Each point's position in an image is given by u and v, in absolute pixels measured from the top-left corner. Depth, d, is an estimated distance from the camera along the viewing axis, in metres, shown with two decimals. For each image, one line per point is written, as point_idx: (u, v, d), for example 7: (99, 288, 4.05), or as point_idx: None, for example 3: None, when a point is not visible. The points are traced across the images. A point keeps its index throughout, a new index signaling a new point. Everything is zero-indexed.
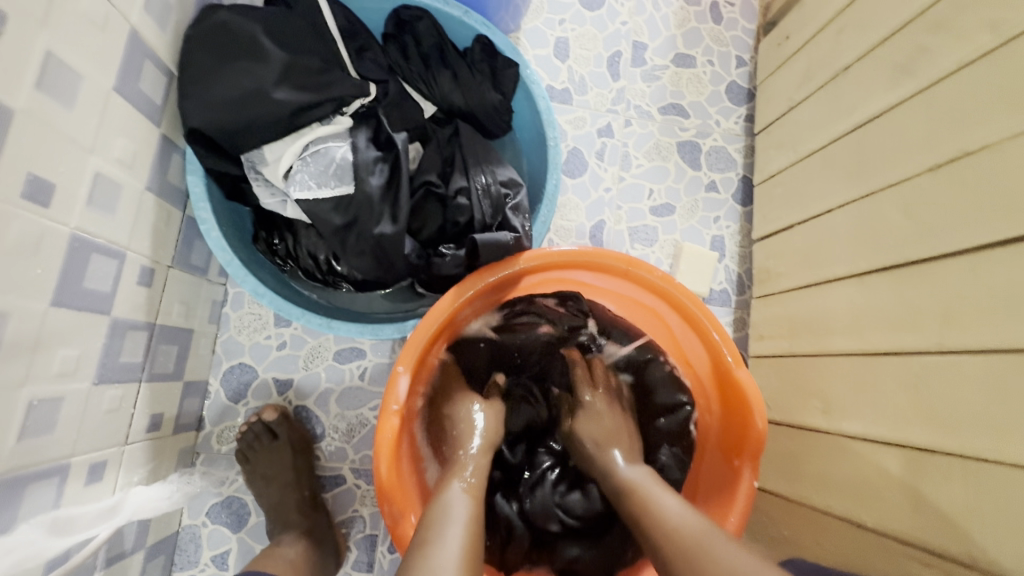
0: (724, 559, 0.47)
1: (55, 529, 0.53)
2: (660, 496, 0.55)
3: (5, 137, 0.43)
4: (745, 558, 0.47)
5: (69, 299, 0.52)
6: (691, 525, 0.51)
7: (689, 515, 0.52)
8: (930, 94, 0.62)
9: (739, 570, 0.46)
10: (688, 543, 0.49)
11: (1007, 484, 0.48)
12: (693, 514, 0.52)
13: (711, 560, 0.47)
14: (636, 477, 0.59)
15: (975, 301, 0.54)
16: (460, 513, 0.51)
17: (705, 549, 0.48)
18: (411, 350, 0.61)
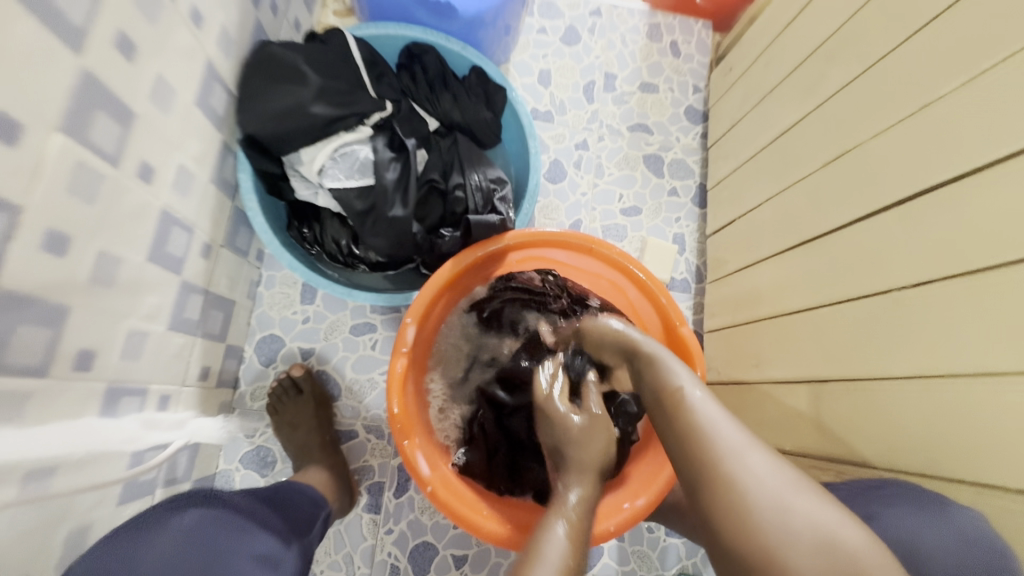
0: (749, 477, 0.44)
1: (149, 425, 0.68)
2: (690, 387, 0.53)
3: (132, 132, 0.59)
4: (771, 474, 0.44)
5: (157, 258, 0.67)
6: (724, 435, 0.47)
7: (722, 422, 0.48)
8: (825, 109, 0.79)
9: (759, 486, 0.44)
10: (714, 454, 0.46)
11: (874, 397, 0.63)
12: (726, 420, 0.49)
13: (729, 475, 0.45)
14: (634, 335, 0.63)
15: (854, 263, 0.69)
16: (553, 554, 0.51)
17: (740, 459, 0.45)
18: (418, 306, 0.77)
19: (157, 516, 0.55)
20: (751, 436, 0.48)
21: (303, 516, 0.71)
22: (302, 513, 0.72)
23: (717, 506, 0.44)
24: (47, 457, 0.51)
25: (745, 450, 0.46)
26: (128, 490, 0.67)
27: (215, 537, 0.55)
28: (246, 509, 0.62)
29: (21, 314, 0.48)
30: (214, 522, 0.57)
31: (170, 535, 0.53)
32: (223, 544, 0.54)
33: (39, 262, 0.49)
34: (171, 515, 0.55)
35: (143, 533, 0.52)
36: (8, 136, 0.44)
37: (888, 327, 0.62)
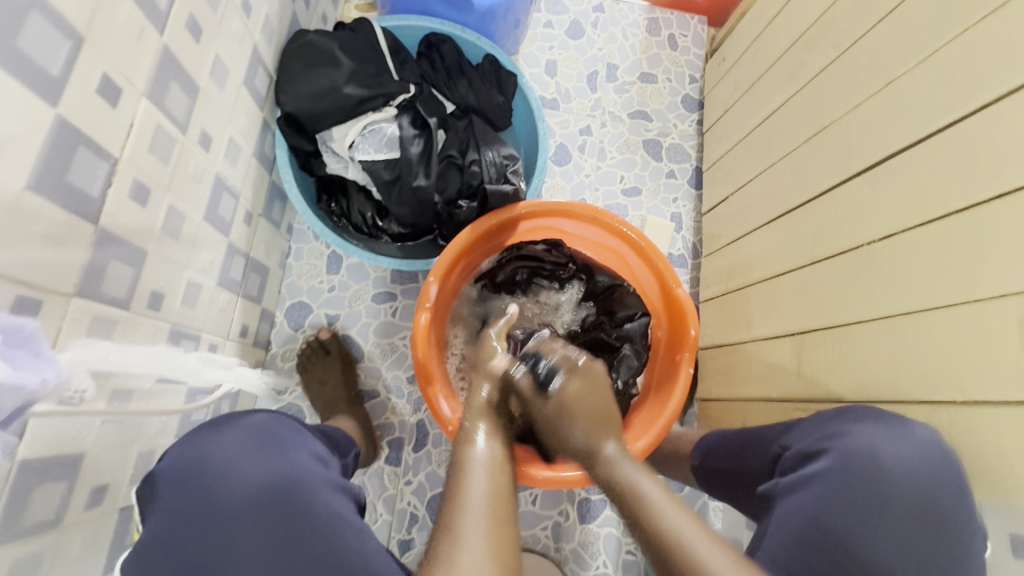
0: (700, 559, 0.53)
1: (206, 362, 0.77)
2: (650, 492, 0.59)
3: (196, 103, 0.68)
4: (716, 558, 0.52)
5: (211, 218, 0.76)
6: (675, 522, 0.56)
7: (672, 512, 0.57)
8: (806, 91, 0.88)
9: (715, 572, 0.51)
10: (668, 535, 0.55)
11: (846, 340, 0.71)
12: (676, 512, 0.57)
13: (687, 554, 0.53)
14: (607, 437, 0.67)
15: (830, 226, 0.78)
16: (478, 468, 0.61)
17: (705, 569, 0.52)
18: (439, 266, 0.85)
19: (228, 418, 0.62)
20: (702, 526, 0.56)
21: (341, 443, 0.78)
22: (340, 441, 0.78)
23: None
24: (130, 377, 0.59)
25: (693, 537, 0.54)
26: (184, 425, 0.75)
27: (280, 434, 0.62)
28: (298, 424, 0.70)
29: (114, 250, 0.56)
30: (277, 424, 0.64)
31: (243, 429, 0.60)
32: (287, 440, 0.62)
33: (128, 208, 0.57)
34: (244, 417, 0.62)
35: (219, 428, 0.59)
36: (110, 98, 0.53)
37: (857, 278, 0.71)
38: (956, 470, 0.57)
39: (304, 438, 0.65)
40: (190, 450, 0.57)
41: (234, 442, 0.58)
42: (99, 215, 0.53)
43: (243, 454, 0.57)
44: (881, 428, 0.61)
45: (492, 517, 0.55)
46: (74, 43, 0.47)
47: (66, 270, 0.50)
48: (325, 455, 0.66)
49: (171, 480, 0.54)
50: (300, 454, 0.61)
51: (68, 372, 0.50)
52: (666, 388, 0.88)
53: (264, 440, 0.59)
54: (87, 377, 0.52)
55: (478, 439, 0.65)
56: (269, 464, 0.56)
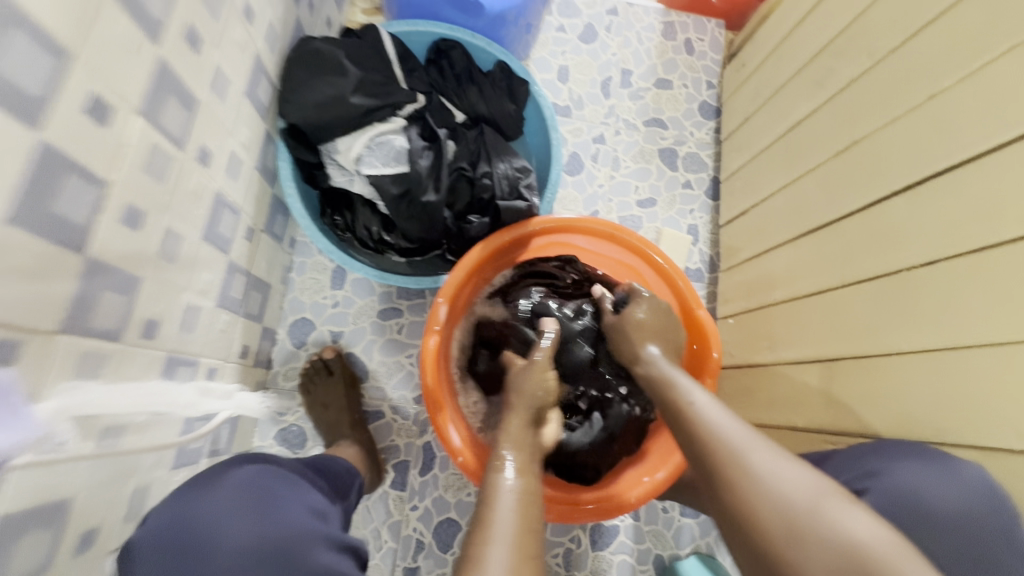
0: (757, 465, 0.50)
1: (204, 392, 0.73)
2: (708, 409, 0.59)
3: (196, 118, 0.64)
4: (776, 464, 0.50)
5: (211, 237, 0.72)
6: (733, 437, 0.54)
7: (728, 426, 0.56)
8: (836, 101, 0.83)
9: (775, 481, 0.48)
10: (725, 450, 0.53)
11: (881, 369, 0.67)
12: (733, 426, 0.56)
13: (742, 464, 0.51)
14: (663, 366, 0.69)
15: (863, 246, 0.73)
16: (508, 501, 0.56)
17: (743, 454, 0.52)
18: (448, 286, 0.81)
19: (216, 470, 0.58)
20: (762, 438, 0.54)
21: (341, 480, 0.75)
22: (340, 478, 0.75)
23: (731, 493, 0.50)
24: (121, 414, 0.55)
25: (751, 448, 0.52)
26: (180, 455, 0.71)
27: (273, 486, 0.58)
28: (294, 470, 0.66)
29: (105, 279, 0.52)
30: (269, 474, 0.60)
31: (234, 483, 0.56)
32: (281, 493, 0.57)
33: (120, 233, 0.53)
34: (231, 470, 0.57)
35: (204, 487, 0.55)
36: (101, 117, 0.49)
37: (896, 305, 0.66)
38: (1000, 506, 0.54)
39: (300, 490, 0.60)
40: (174, 511, 0.52)
41: (222, 498, 0.53)
42: (88, 244, 0.49)
43: (234, 512, 0.52)
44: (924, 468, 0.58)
45: (520, 553, 0.51)
46: (62, 59, 0.43)
47: (52, 306, 0.46)
48: (324, 507, 0.62)
49: (151, 548, 0.50)
50: (296, 511, 0.56)
51: (50, 421, 0.46)
52: None
53: (258, 493, 0.55)
54: (72, 421, 0.49)
55: (508, 467, 0.61)
56: (260, 522, 0.52)
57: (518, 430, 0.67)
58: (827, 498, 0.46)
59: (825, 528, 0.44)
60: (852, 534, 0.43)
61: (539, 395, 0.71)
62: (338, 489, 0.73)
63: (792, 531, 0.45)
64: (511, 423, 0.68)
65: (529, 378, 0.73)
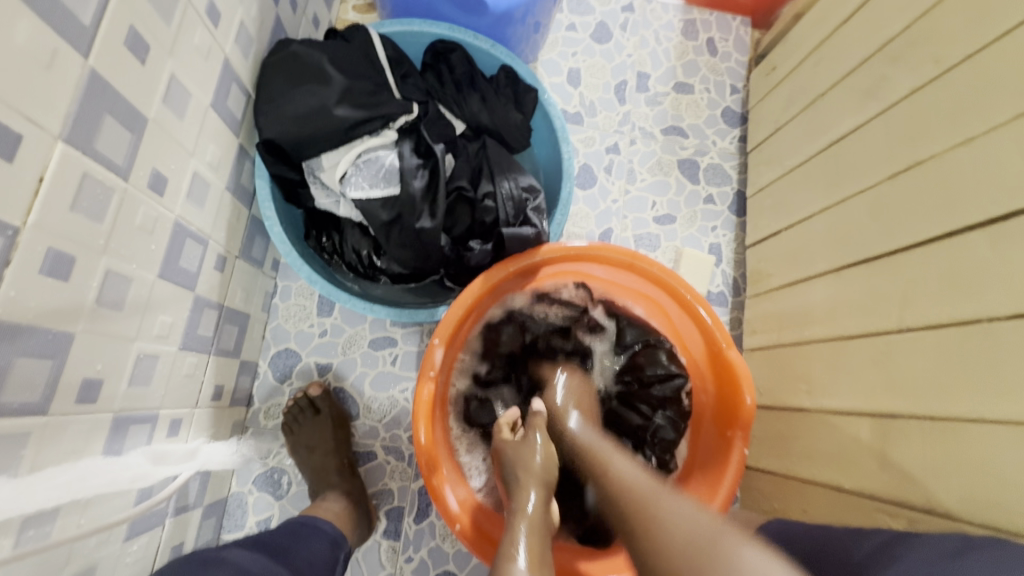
0: (663, 509, 0.52)
1: (157, 458, 0.63)
2: (620, 467, 0.60)
3: (143, 139, 0.54)
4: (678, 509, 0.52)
5: (170, 273, 0.62)
6: (644, 490, 0.56)
7: (641, 482, 0.57)
8: (891, 114, 0.73)
9: (675, 520, 0.50)
10: (638, 498, 0.55)
11: (954, 435, 0.57)
12: (645, 481, 0.57)
13: (652, 510, 0.53)
14: (589, 437, 0.67)
15: (928, 285, 0.63)
16: None
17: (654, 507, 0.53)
18: (445, 326, 0.71)
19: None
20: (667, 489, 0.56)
21: (320, 563, 0.69)
22: (318, 561, 0.69)
23: (645, 538, 0.51)
24: (46, 504, 0.46)
25: (661, 497, 0.54)
26: (136, 524, 0.63)
27: None
28: (255, 571, 0.59)
29: (19, 345, 0.43)
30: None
31: None
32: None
33: (39, 286, 0.44)
34: None
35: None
36: (4, 148, 0.39)
37: (972, 362, 0.56)
38: None
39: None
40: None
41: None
42: None
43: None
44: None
45: None
46: None
47: None
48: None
49: None
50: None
51: None
52: (715, 471, 0.74)
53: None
54: None
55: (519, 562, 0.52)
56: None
57: (533, 510, 0.59)
58: (725, 537, 0.47)
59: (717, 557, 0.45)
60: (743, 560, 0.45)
61: (550, 472, 0.63)
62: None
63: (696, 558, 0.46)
64: (527, 501, 0.60)
65: (525, 458, 0.64)
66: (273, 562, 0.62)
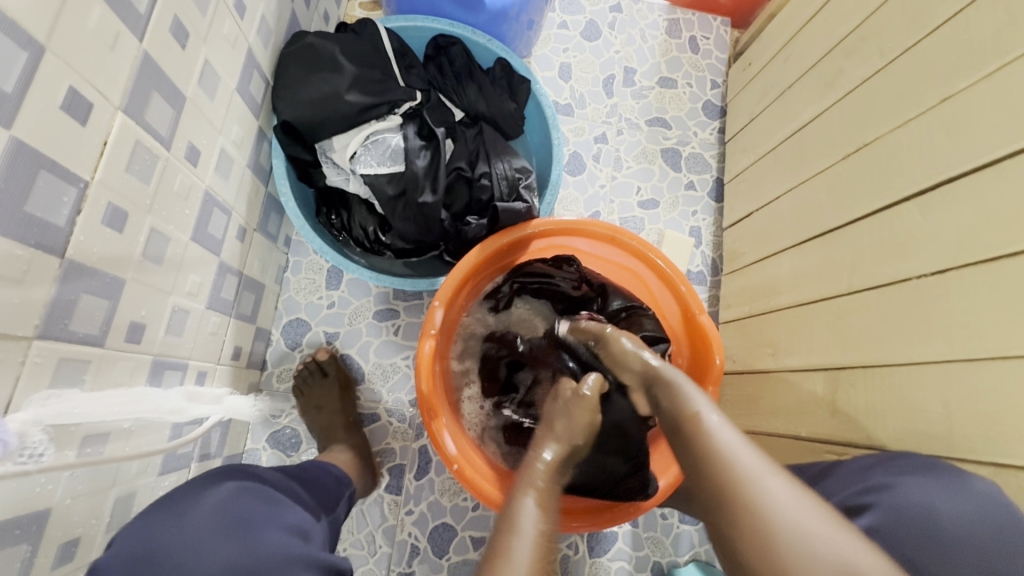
0: (769, 500, 0.46)
1: (191, 397, 0.71)
2: (721, 431, 0.52)
3: (181, 115, 0.62)
4: (792, 500, 0.45)
5: (200, 237, 0.70)
6: (747, 462, 0.49)
7: (741, 449, 0.50)
8: (845, 103, 0.81)
9: (777, 507, 0.45)
10: (743, 474, 0.48)
11: (890, 380, 0.65)
12: (745, 448, 0.51)
13: (747, 491, 0.47)
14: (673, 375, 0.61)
15: (871, 252, 0.71)
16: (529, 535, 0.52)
17: (755, 484, 0.47)
18: (445, 290, 0.79)
19: (193, 488, 0.57)
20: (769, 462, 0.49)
21: (328, 494, 0.75)
22: (328, 492, 0.76)
23: (742, 525, 0.45)
24: (105, 421, 0.53)
25: (766, 476, 0.48)
26: (168, 461, 0.70)
27: (251, 506, 0.56)
28: (274, 483, 0.66)
29: (86, 283, 0.50)
30: (244, 493, 0.58)
31: (207, 507, 0.54)
32: (259, 514, 0.56)
33: (101, 234, 0.51)
34: (210, 485, 0.57)
35: (179, 508, 0.54)
36: (78, 114, 0.47)
37: (903, 314, 0.65)
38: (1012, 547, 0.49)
39: (281, 510, 0.59)
40: (138, 538, 0.51)
41: (194, 525, 0.52)
42: (66, 246, 0.47)
43: (204, 538, 0.51)
44: (943, 487, 0.53)
45: None
46: (33, 53, 0.41)
47: (25, 313, 0.44)
48: (308, 525, 0.60)
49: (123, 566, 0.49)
50: (275, 535, 0.54)
51: (20, 433, 0.44)
52: None
53: (236, 516, 0.54)
54: (46, 431, 0.47)
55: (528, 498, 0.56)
56: (240, 546, 0.51)
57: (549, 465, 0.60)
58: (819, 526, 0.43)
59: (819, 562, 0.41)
60: (855, 565, 0.41)
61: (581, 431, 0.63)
62: (326, 502, 0.74)
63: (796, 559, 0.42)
64: (542, 453, 0.61)
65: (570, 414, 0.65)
66: (286, 480, 0.70)
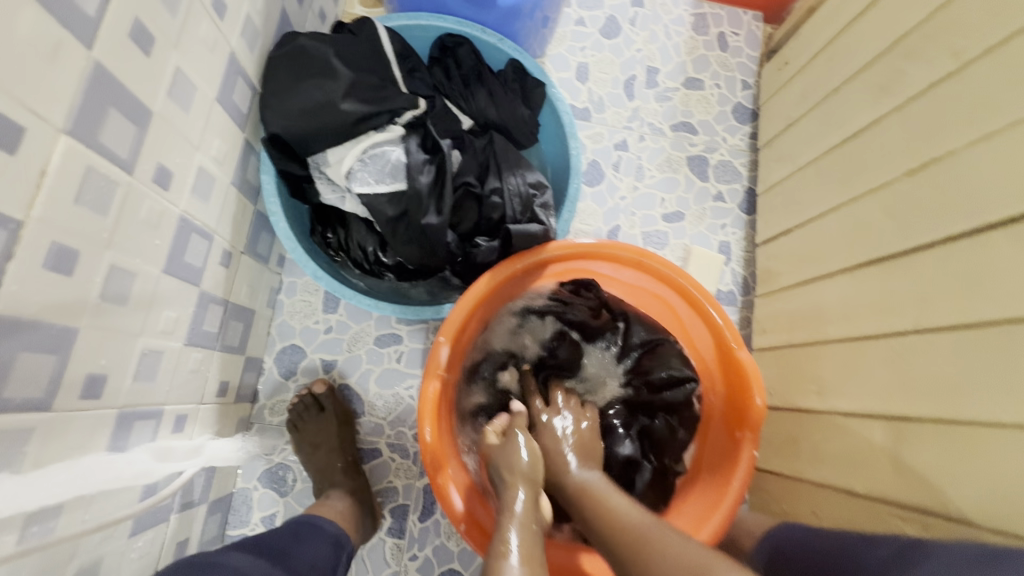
0: (664, 547, 0.52)
1: (162, 454, 0.62)
2: (619, 503, 0.59)
3: (147, 132, 0.53)
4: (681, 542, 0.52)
5: (174, 269, 0.62)
6: (635, 516, 0.57)
7: (631, 510, 0.57)
8: (907, 110, 0.71)
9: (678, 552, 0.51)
10: (640, 542, 0.53)
11: (976, 440, 0.55)
12: (636, 509, 0.58)
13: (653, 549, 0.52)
14: (589, 478, 0.63)
15: (944, 285, 0.62)
16: None
17: (651, 541, 0.53)
18: (451, 325, 0.71)
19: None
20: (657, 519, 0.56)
21: (319, 562, 0.68)
22: (319, 563, 0.68)
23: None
24: (49, 499, 0.46)
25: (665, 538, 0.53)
26: (141, 520, 0.62)
27: None
28: (248, 572, 0.57)
29: (25, 339, 0.42)
30: None
31: None
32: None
33: (42, 280, 0.43)
34: None
35: None
36: (6, 141, 0.38)
37: (986, 362, 0.55)
38: None
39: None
40: None
41: None
42: None
43: None
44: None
45: None
46: None
47: None
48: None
49: None
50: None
51: None
52: (723, 474, 0.72)
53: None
54: None
55: (511, 552, 0.52)
56: None
57: (519, 513, 0.57)
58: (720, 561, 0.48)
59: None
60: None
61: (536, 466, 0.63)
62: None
63: None
64: (513, 499, 0.59)
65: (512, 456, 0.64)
66: (271, 565, 0.61)
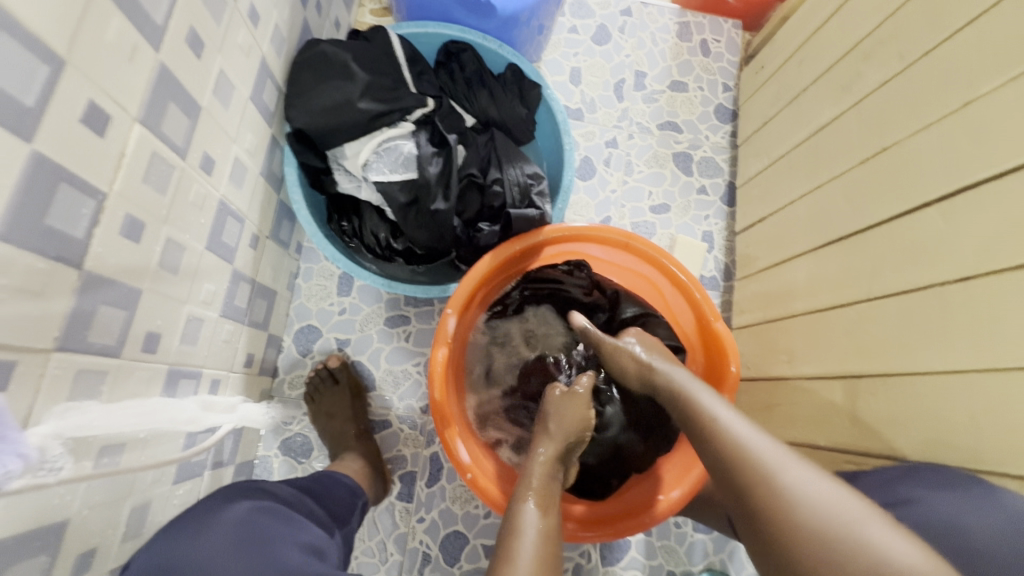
0: (788, 487, 0.47)
1: (206, 407, 0.71)
2: (734, 424, 0.55)
3: (197, 124, 0.62)
4: (804, 479, 0.47)
5: (215, 246, 0.70)
6: (754, 444, 0.52)
7: (753, 438, 0.53)
8: (863, 106, 0.80)
9: (803, 496, 0.46)
10: (755, 462, 0.50)
11: (916, 390, 0.63)
12: (759, 438, 0.53)
13: (773, 484, 0.48)
14: (681, 379, 0.65)
15: (891, 258, 0.70)
16: (532, 531, 0.56)
17: (775, 475, 0.48)
18: (458, 298, 0.78)
19: (211, 507, 0.57)
20: (791, 454, 0.51)
21: (341, 507, 0.76)
22: (340, 505, 0.76)
23: (765, 513, 0.47)
24: (120, 433, 0.54)
25: (786, 466, 0.49)
26: (182, 470, 0.70)
27: (269, 523, 0.57)
28: (290, 501, 0.66)
29: (103, 294, 0.50)
30: (264, 512, 0.59)
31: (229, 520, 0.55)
32: (276, 532, 0.56)
33: (118, 246, 0.51)
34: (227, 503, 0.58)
35: (198, 525, 0.53)
36: (97, 126, 0.47)
37: (925, 323, 0.64)
38: None
39: (296, 527, 0.59)
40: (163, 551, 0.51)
41: (212, 542, 0.51)
42: (84, 258, 0.47)
43: (222, 555, 0.51)
44: (979, 509, 0.51)
45: None
46: (54, 67, 0.41)
47: (45, 325, 0.44)
48: (320, 543, 0.60)
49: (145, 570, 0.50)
50: (294, 551, 0.54)
51: (39, 447, 0.44)
52: None
53: (251, 534, 0.54)
54: (64, 442, 0.47)
55: (531, 495, 0.60)
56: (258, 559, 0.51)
57: (541, 457, 0.65)
58: (863, 517, 0.44)
59: (858, 550, 0.42)
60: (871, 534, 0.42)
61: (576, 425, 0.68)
62: (338, 516, 0.74)
63: (821, 539, 0.43)
64: (538, 452, 0.66)
65: (566, 408, 0.70)
66: (301, 495, 0.70)
